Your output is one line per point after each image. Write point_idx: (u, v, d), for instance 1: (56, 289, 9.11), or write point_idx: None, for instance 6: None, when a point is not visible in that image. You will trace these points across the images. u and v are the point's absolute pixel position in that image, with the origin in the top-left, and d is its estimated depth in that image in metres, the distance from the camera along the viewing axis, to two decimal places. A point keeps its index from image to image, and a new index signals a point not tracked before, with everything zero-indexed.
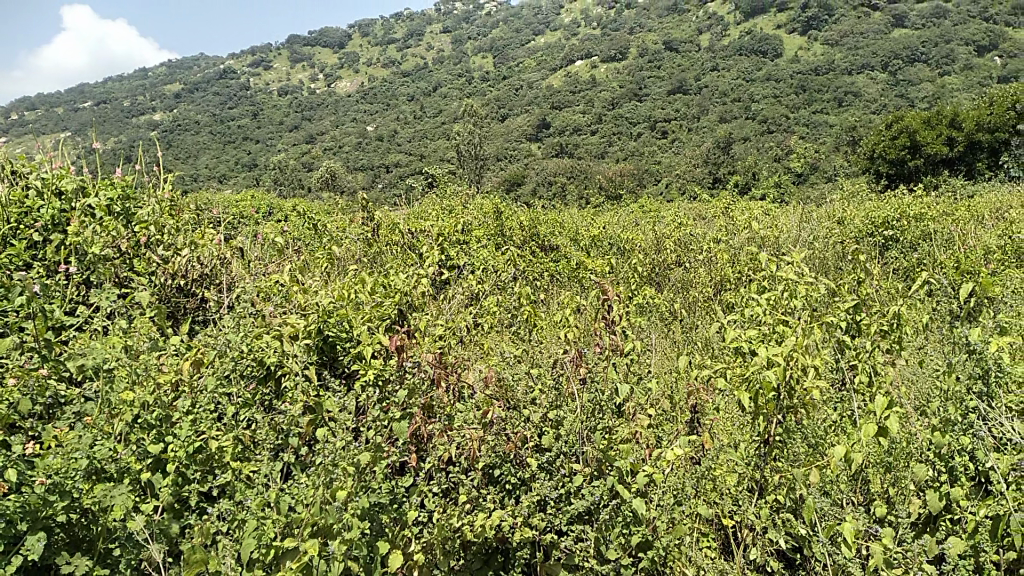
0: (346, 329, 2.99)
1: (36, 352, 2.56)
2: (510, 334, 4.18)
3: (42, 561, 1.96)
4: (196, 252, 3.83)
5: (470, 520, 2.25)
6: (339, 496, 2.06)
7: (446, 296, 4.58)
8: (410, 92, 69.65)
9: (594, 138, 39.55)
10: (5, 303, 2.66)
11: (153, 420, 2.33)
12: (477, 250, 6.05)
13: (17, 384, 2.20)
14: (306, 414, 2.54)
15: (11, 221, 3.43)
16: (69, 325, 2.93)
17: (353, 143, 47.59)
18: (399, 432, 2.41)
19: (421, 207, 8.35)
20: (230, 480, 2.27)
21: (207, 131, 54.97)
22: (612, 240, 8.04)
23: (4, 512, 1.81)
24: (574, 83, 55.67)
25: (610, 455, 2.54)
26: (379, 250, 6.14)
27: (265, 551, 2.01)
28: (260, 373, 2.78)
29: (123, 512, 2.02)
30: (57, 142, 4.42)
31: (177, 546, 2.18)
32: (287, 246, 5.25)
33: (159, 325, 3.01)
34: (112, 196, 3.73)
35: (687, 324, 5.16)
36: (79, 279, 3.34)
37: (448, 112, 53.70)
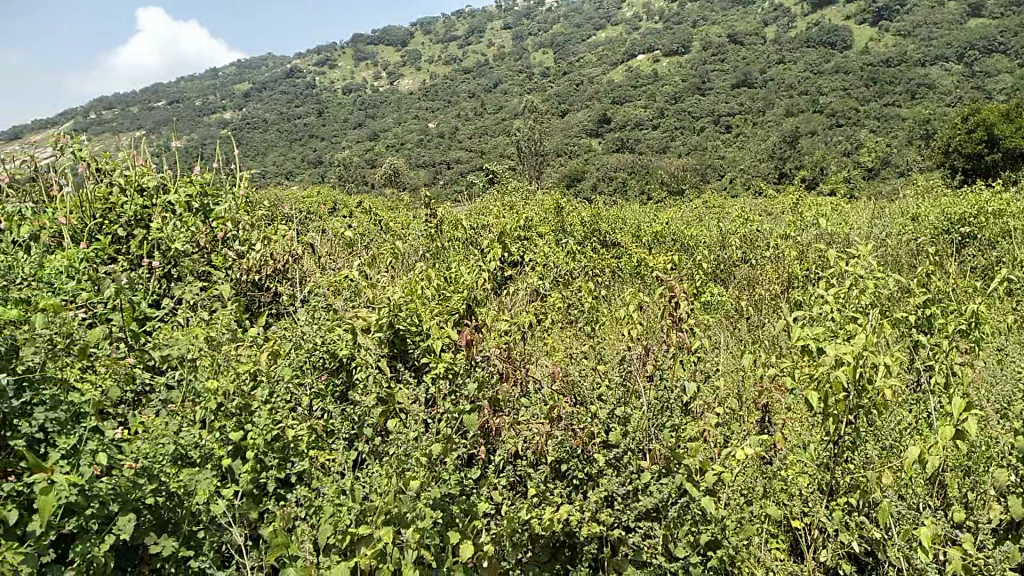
0: (416, 322, 3.04)
1: (124, 342, 2.69)
2: (573, 329, 4.18)
3: (131, 541, 2.06)
4: (270, 247, 3.96)
5: (538, 513, 2.27)
6: (412, 486, 2.11)
7: (510, 291, 4.63)
8: (470, 89, 70.05)
9: (656, 133, 39.14)
10: (95, 294, 2.81)
11: (234, 409, 2.41)
12: (540, 245, 6.09)
13: (108, 372, 2.31)
14: (378, 406, 2.61)
15: (96, 217, 3.66)
16: (154, 316, 3.09)
17: (414, 140, 48.20)
18: (469, 425, 2.45)
19: (484, 202, 8.45)
20: (306, 468, 2.35)
21: (273, 130, 56.33)
22: (675, 235, 7.98)
23: (98, 494, 1.92)
24: (635, 77, 55.14)
25: (678, 453, 2.52)
26: (442, 245, 6.22)
27: (341, 536, 2.07)
28: (333, 365, 2.86)
29: (208, 496, 2.11)
30: (139, 141, 4.62)
31: (256, 530, 2.27)
32: (354, 242, 5.36)
33: (237, 317, 3.12)
34: (191, 193, 3.90)
35: (753, 321, 5.10)
36: (161, 272, 3.49)
37: (508, 108, 53.83)
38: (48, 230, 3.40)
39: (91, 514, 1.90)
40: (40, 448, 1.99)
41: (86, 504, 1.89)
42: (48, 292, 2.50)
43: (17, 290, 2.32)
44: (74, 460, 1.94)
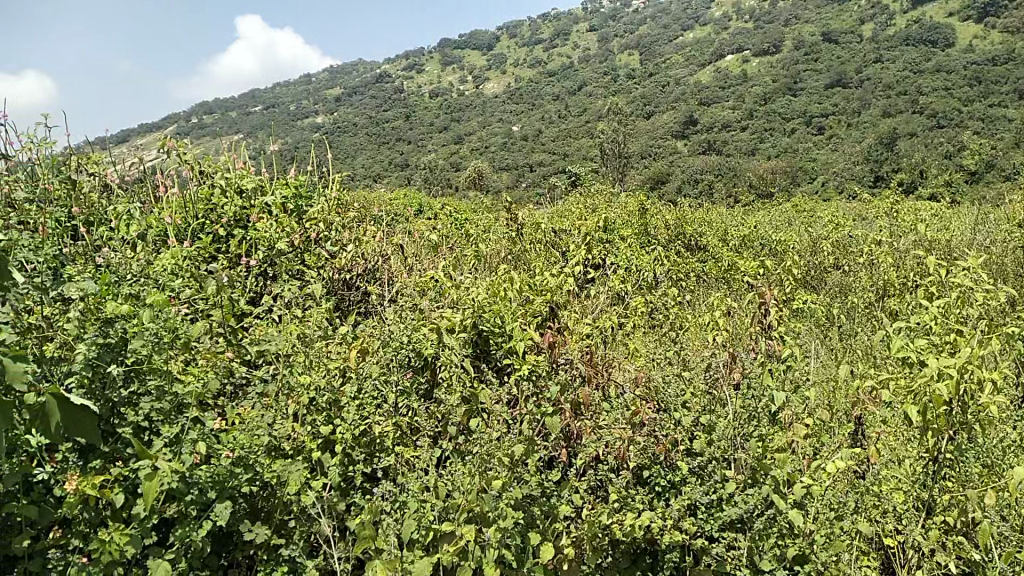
0: (500, 323, 3.08)
1: (224, 336, 2.83)
2: (656, 334, 4.14)
3: (227, 527, 2.16)
4: (361, 248, 4.08)
5: (620, 519, 2.27)
6: (495, 486, 2.13)
7: (593, 294, 4.62)
8: (555, 92, 70.07)
9: (744, 134, 38.23)
10: (199, 291, 2.96)
11: (325, 404, 2.52)
12: (623, 248, 6.05)
13: (209, 365, 2.44)
14: (462, 405, 2.65)
15: (200, 217, 3.86)
16: (252, 313, 3.23)
17: (497, 143, 48.59)
18: (551, 427, 2.46)
19: (566, 204, 8.46)
20: (392, 464, 2.41)
21: (362, 133, 57.81)
22: (763, 240, 7.78)
23: (197, 481, 2.02)
24: (723, 78, 54.04)
25: (765, 463, 2.46)
26: (526, 247, 6.25)
27: (425, 532, 2.10)
28: (418, 363, 2.90)
29: (299, 487, 2.21)
30: (240, 146, 4.86)
31: (344, 522, 2.34)
32: (440, 244, 5.46)
33: (328, 315, 3.23)
34: (287, 195, 4.07)
35: (845, 331, 4.92)
36: (258, 270, 3.65)
37: (592, 110, 53.67)
38: (156, 229, 3.61)
39: (191, 500, 2.00)
40: (146, 435, 2.12)
41: (186, 490, 2.00)
42: (157, 287, 2.66)
43: (129, 285, 2.47)
44: (176, 448, 2.05)
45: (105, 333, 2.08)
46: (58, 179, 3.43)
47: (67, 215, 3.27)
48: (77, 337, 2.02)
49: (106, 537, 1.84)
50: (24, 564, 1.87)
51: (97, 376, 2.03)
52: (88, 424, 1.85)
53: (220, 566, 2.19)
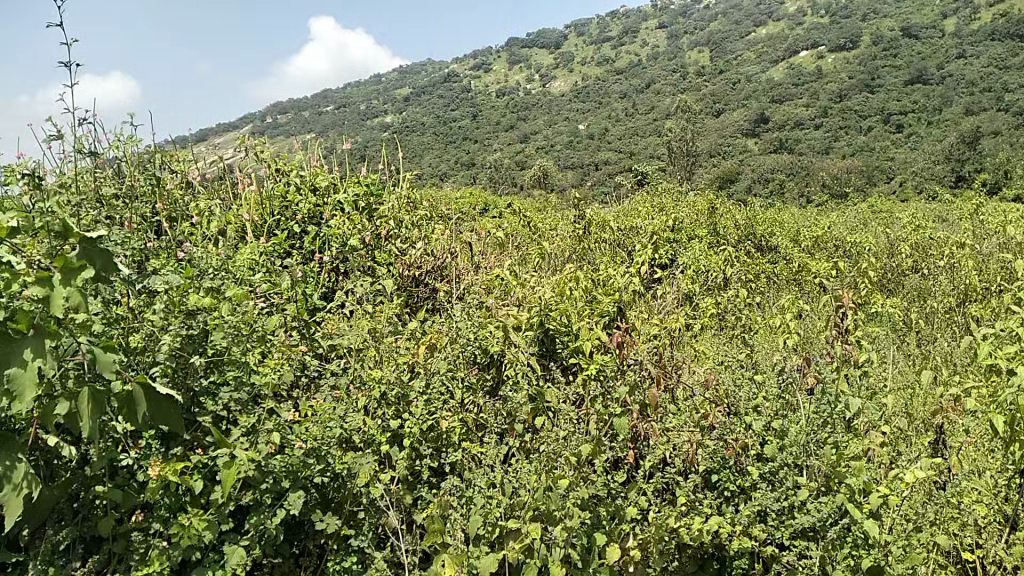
0: (568, 323, 3.08)
1: (298, 329, 2.91)
2: (726, 336, 4.08)
3: (299, 516, 2.21)
4: (429, 246, 4.14)
5: (687, 522, 2.23)
6: (562, 485, 2.13)
7: (660, 294, 4.58)
8: (622, 90, 69.46)
9: (817, 132, 37.19)
10: (274, 285, 3.06)
11: (394, 398, 2.56)
12: (692, 248, 5.97)
13: (283, 358, 2.52)
14: (529, 403, 2.66)
15: (276, 214, 3.98)
16: (324, 307, 3.31)
17: (563, 141, 48.52)
18: (619, 428, 2.44)
19: (632, 203, 8.39)
20: (459, 460, 2.43)
21: (429, 131, 58.51)
22: (837, 241, 7.56)
23: (272, 469, 2.07)
24: (796, 75, 52.63)
25: (839, 472, 2.39)
26: (592, 245, 6.23)
27: (491, 529, 2.11)
28: (484, 360, 2.92)
29: (368, 479, 2.25)
30: (314, 145, 4.98)
31: (410, 515, 2.37)
32: (506, 243, 5.49)
33: (398, 310, 3.29)
34: (358, 194, 4.16)
35: (924, 336, 4.74)
36: (330, 266, 3.74)
37: (659, 108, 53.03)
38: (234, 225, 3.73)
39: (265, 488, 2.06)
40: (224, 424, 2.19)
41: (261, 478, 2.06)
42: (236, 282, 2.75)
43: (210, 279, 2.56)
44: (253, 437, 2.11)
45: (188, 325, 2.16)
46: (143, 176, 3.58)
47: (152, 211, 3.42)
48: (161, 328, 2.10)
49: (186, 522, 1.90)
50: (109, 544, 1.96)
51: (180, 366, 2.11)
52: (171, 412, 1.93)
53: (291, 554, 2.25)
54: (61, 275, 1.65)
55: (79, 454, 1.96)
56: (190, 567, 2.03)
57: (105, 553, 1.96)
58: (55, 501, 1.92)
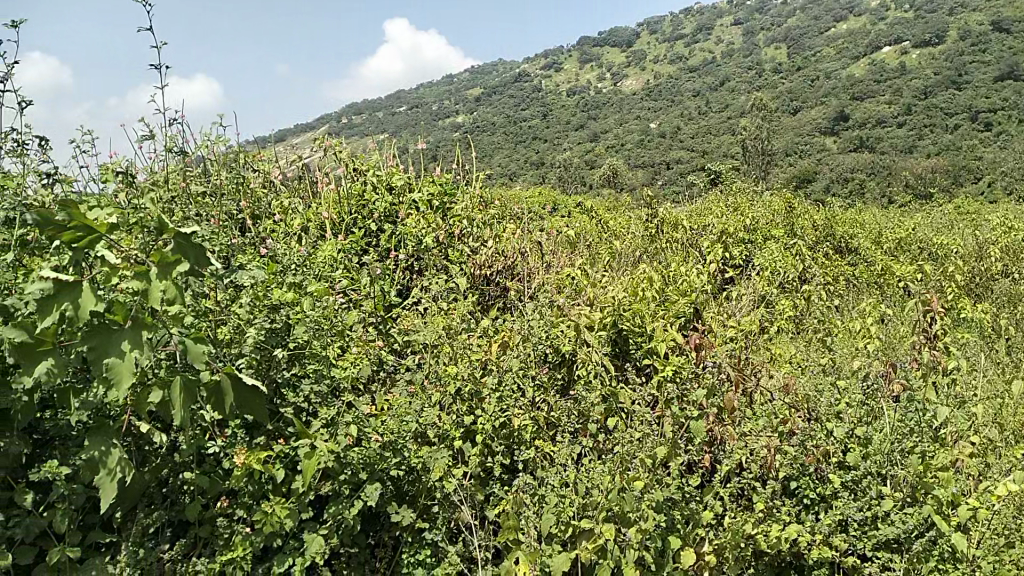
0: (641, 323, 3.06)
1: (374, 325, 2.97)
2: (802, 340, 3.97)
3: (376, 508, 2.26)
4: (501, 245, 4.17)
5: (765, 529, 2.19)
6: (637, 486, 2.11)
7: (734, 295, 4.50)
8: (695, 88, 68.31)
9: (899, 131, 35.81)
10: (351, 281, 3.13)
11: (468, 395, 2.59)
12: (767, 249, 5.84)
13: (361, 353, 2.57)
14: (602, 403, 2.65)
15: (353, 212, 4.07)
16: (399, 304, 3.37)
17: (633, 141, 48.08)
18: (695, 431, 2.41)
19: (705, 202, 8.26)
20: (531, 457, 2.44)
21: (499, 131, 58.79)
22: (921, 243, 7.27)
23: (351, 461, 2.12)
24: (877, 71, 50.82)
25: (927, 482, 2.30)
26: (664, 245, 6.15)
27: (564, 527, 2.10)
28: (556, 359, 2.92)
29: (442, 474, 2.28)
30: (389, 144, 5.07)
31: (483, 511, 2.39)
32: (577, 242, 5.47)
33: (471, 308, 3.32)
34: (432, 193, 4.22)
35: (1016, 344, 4.52)
36: (404, 264, 3.80)
37: (733, 106, 51.99)
38: (313, 223, 3.84)
39: (344, 479, 2.11)
40: (305, 415, 2.26)
41: (340, 470, 2.11)
42: (316, 278, 2.82)
43: (292, 274, 2.64)
44: (332, 429, 2.17)
45: (272, 318, 2.25)
46: (228, 175, 3.72)
47: (236, 208, 3.54)
48: (247, 321, 2.19)
49: (268, 510, 1.96)
50: (195, 529, 2.03)
51: (264, 358, 2.19)
52: (256, 402, 2.00)
53: (368, 544, 2.30)
54: (157, 269, 1.72)
55: (169, 441, 2.04)
56: (272, 553, 2.09)
57: (192, 537, 2.03)
58: (146, 485, 2.01)
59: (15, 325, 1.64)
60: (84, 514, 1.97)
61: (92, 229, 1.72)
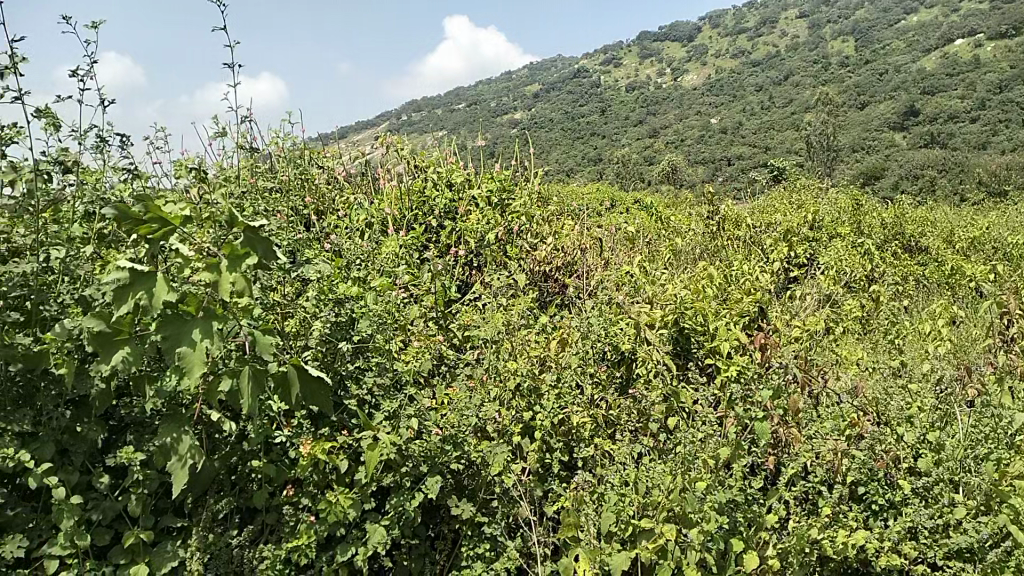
0: (703, 322, 3.02)
1: (434, 320, 3.00)
2: (869, 342, 3.87)
3: (436, 501, 2.28)
4: (560, 241, 4.16)
5: (831, 534, 2.14)
6: (699, 486, 2.08)
7: (798, 295, 4.40)
8: (758, 83, 66.95)
9: (974, 125, 34.43)
10: (413, 277, 3.16)
11: (528, 391, 2.60)
12: (833, 247, 5.69)
13: (422, 348, 2.61)
14: (662, 402, 2.63)
15: (414, 209, 4.11)
16: (458, 299, 3.40)
17: (692, 136, 47.38)
18: (760, 433, 2.37)
19: (768, 199, 8.09)
20: (591, 455, 2.43)
21: (556, 127, 58.65)
22: (998, 242, 6.98)
23: (412, 454, 2.15)
24: (951, 63, 48.96)
25: (1002, 490, 2.18)
26: (725, 243, 6.05)
27: (623, 526, 2.09)
28: (615, 357, 2.90)
29: (501, 469, 2.29)
30: (449, 141, 5.11)
31: (542, 507, 2.40)
32: (636, 239, 5.43)
33: (530, 305, 3.32)
34: (492, 189, 4.24)
35: None
36: (464, 260, 3.83)
37: (797, 101, 50.71)
38: (375, 219, 3.90)
39: (405, 471, 2.14)
40: (368, 407, 2.29)
41: (402, 462, 2.14)
42: (378, 273, 2.86)
43: (356, 269, 2.68)
44: (394, 421, 2.20)
45: (337, 312, 2.30)
46: (293, 172, 3.80)
47: (301, 204, 3.62)
48: (313, 314, 2.24)
49: (332, 499, 2.00)
50: (263, 516, 2.09)
51: (330, 351, 2.24)
52: (321, 394, 2.04)
53: (428, 537, 2.33)
54: (228, 261, 1.74)
55: (238, 429, 2.10)
56: (335, 542, 2.13)
57: (259, 524, 2.09)
58: (216, 472, 2.07)
59: (94, 315, 1.72)
60: (157, 498, 2.04)
61: (167, 222, 1.77)
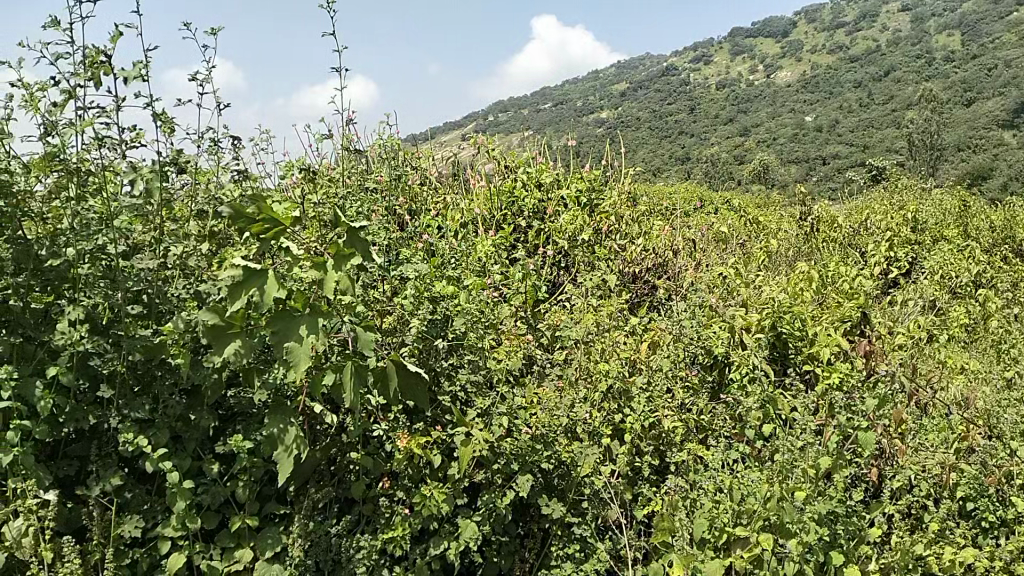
0: (800, 327, 2.94)
1: (524, 319, 3.02)
2: (976, 351, 3.68)
3: (526, 500, 2.30)
4: (650, 242, 4.13)
5: (937, 551, 2.05)
6: (798, 495, 2.02)
7: (899, 300, 4.23)
8: (854, 77, 64.43)
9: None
10: (504, 276, 3.20)
11: (618, 392, 2.59)
12: (937, 250, 5.43)
13: (512, 347, 2.64)
14: (758, 408, 2.58)
15: (504, 209, 4.16)
16: (548, 299, 3.42)
17: (783, 134, 46.02)
18: (863, 444, 2.28)
19: (866, 200, 7.80)
20: (683, 459, 2.41)
21: (642, 125, 57.96)
22: None
23: (504, 451, 2.17)
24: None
25: None
26: (820, 244, 5.85)
27: (717, 534, 2.06)
28: (707, 361, 2.86)
29: (592, 470, 2.29)
30: (539, 141, 5.13)
31: (631, 510, 2.38)
32: (727, 240, 5.31)
33: (620, 305, 3.30)
34: (581, 189, 4.24)
35: None
36: (553, 260, 3.86)
37: (898, 97, 48.53)
38: (467, 219, 3.96)
39: (497, 468, 2.16)
40: (461, 404, 2.33)
41: (494, 459, 2.16)
42: (470, 272, 2.90)
43: (451, 268, 2.73)
44: (487, 418, 2.22)
45: (433, 310, 2.34)
46: (388, 171, 3.89)
47: (396, 203, 3.71)
48: (410, 312, 2.29)
49: (427, 493, 2.04)
50: (360, 507, 2.15)
51: (425, 348, 2.28)
52: (418, 390, 2.08)
53: (518, 534, 2.35)
54: (334, 261, 1.81)
55: (338, 422, 2.17)
56: (429, 535, 2.18)
57: (356, 514, 2.15)
58: (316, 463, 2.14)
59: (208, 310, 1.80)
60: (262, 486, 2.12)
61: (279, 222, 1.85)
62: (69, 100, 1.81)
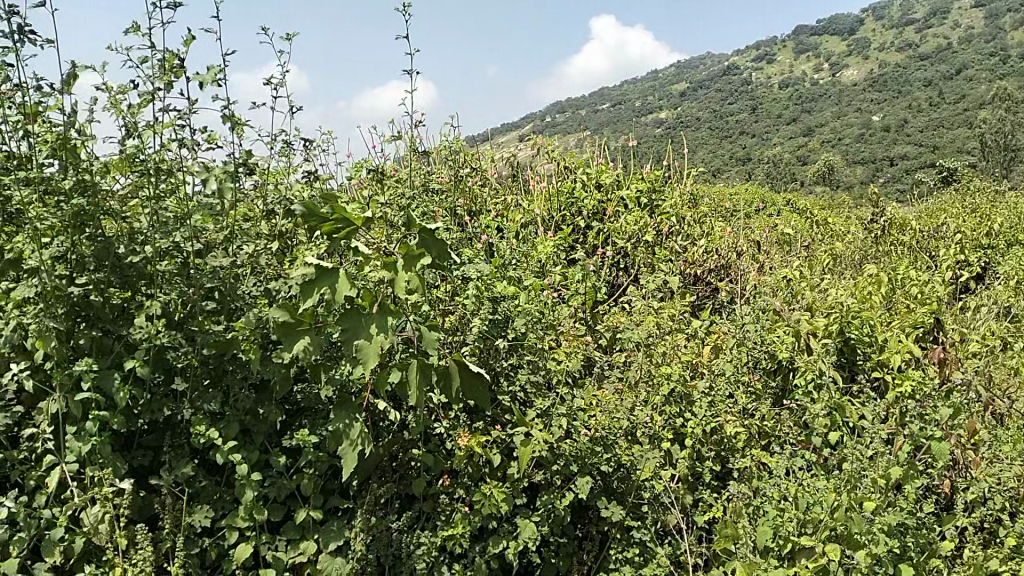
0: (869, 333, 2.86)
1: (584, 320, 3.01)
2: None
3: (585, 502, 2.29)
4: (712, 244, 4.07)
5: (1014, 567, 1.97)
6: (867, 505, 1.97)
7: (973, 305, 4.07)
8: (924, 75, 62.37)
9: None
10: (564, 277, 3.20)
11: (680, 395, 2.56)
12: (1014, 255, 5.22)
13: (572, 348, 2.63)
14: (825, 415, 2.52)
15: (564, 209, 4.15)
16: (608, 300, 3.40)
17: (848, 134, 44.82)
18: (936, 454, 2.21)
19: (938, 201, 7.53)
20: (745, 465, 2.37)
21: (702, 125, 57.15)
22: None
23: (564, 452, 2.17)
24: None
25: None
26: (888, 247, 5.68)
27: (781, 543, 2.01)
28: (771, 366, 2.81)
29: (652, 473, 2.27)
30: (599, 141, 5.10)
31: (691, 515, 2.36)
32: (791, 243, 5.20)
33: (682, 307, 3.26)
34: (641, 189, 4.20)
35: None
36: (612, 261, 3.84)
37: (971, 95, 46.78)
38: (526, 220, 3.97)
39: (557, 470, 2.16)
40: (521, 404, 2.34)
41: (554, 460, 2.16)
42: (531, 272, 2.91)
43: (512, 268, 2.74)
44: (547, 419, 2.22)
45: (495, 311, 2.35)
46: (449, 172, 3.92)
47: (456, 204, 3.74)
48: (473, 312, 2.30)
49: (487, 492, 2.06)
50: (421, 503, 2.17)
51: (487, 348, 2.29)
52: (480, 390, 2.09)
53: (576, 536, 2.34)
54: (404, 261, 1.82)
55: (400, 420, 2.20)
56: (488, 534, 2.19)
57: (417, 511, 2.17)
58: (379, 459, 2.17)
59: (280, 307, 1.84)
60: (326, 480, 2.16)
61: (351, 222, 1.87)
62: (149, 102, 1.88)
